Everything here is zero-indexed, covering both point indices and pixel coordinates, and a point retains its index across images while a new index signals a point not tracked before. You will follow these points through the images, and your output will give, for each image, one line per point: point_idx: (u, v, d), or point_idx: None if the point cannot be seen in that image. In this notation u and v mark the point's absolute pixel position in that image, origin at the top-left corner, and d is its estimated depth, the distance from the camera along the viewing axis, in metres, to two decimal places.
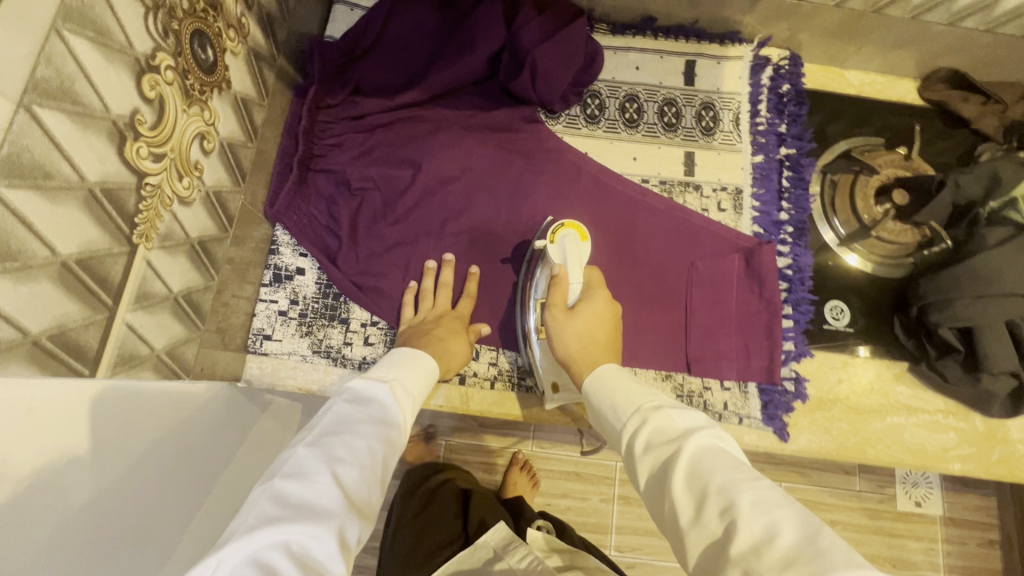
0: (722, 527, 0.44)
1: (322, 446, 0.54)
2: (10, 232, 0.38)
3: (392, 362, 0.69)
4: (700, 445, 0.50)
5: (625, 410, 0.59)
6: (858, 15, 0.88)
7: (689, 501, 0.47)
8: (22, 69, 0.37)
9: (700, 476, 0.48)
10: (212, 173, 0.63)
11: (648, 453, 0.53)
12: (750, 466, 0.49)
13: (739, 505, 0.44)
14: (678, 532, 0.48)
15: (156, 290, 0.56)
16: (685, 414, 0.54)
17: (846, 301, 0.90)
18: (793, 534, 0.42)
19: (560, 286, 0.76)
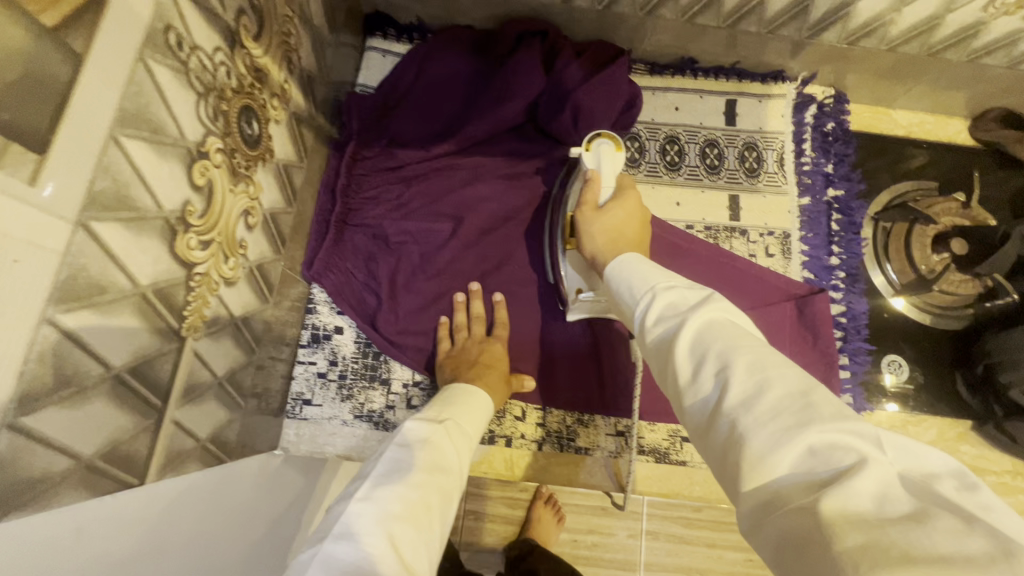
0: (714, 387, 0.33)
1: (376, 498, 0.46)
2: (67, 359, 0.36)
3: (441, 404, 0.61)
4: (710, 316, 0.38)
5: (639, 288, 0.45)
6: (912, 58, 0.85)
7: (685, 363, 0.36)
8: (79, 184, 0.35)
9: (703, 340, 0.36)
10: (256, 248, 0.61)
11: (657, 328, 0.40)
12: (762, 335, 0.37)
13: (733, 364, 0.33)
14: (673, 392, 0.37)
15: (202, 379, 0.53)
16: (695, 289, 0.41)
17: (903, 355, 0.85)
18: (789, 388, 0.31)
19: (590, 189, 0.68)
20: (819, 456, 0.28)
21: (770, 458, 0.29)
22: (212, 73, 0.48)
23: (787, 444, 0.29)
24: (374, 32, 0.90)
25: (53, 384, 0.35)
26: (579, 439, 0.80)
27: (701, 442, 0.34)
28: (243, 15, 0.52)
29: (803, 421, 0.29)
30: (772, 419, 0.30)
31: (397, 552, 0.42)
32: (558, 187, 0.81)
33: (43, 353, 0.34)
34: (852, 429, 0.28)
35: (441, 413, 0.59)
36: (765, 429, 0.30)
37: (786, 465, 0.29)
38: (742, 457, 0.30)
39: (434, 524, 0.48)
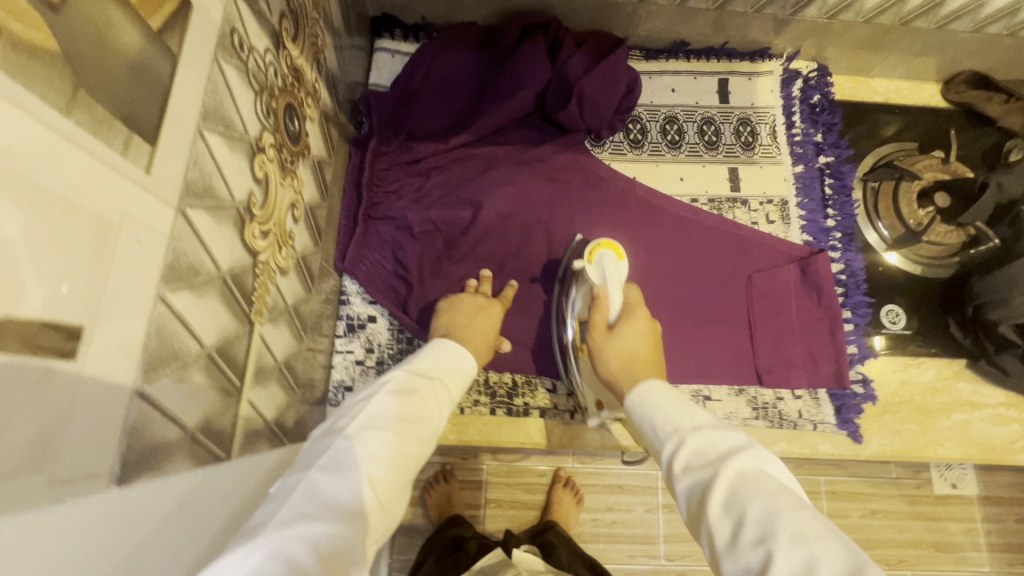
0: (760, 557, 0.40)
1: (363, 441, 0.50)
2: (174, 334, 0.39)
3: (432, 356, 0.65)
4: (741, 470, 0.46)
5: (665, 427, 0.54)
6: (886, 29, 0.92)
7: (726, 523, 0.43)
8: (177, 173, 0.38)
9: (739, 502, 0.43)
10: (301, 240, 0.65)
11: (688, 477, 0.48)
12: (797, 496, 0.43)
13: (777, 536, 0.40)
14: (716, 556, 0.43)
15: (268, 362, 0.57)
16: (722, 435, 0.50)
17: (899, 304, 0.92)
18: (833, 566, 0.37)
19: (600, 305, 0.72)
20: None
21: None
22: (265, 73, 0.52)
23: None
24: (382, 34, 0.94)
25: (165, 357, 0.38)
26: None
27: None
28: (284, 18, 0.55)
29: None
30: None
31: (375, 493, 0.48)
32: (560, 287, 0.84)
33: (158, 329, 0.37)
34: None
35: (427, 366, 0.63)
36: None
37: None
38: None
39: (408, 467, 0.53)
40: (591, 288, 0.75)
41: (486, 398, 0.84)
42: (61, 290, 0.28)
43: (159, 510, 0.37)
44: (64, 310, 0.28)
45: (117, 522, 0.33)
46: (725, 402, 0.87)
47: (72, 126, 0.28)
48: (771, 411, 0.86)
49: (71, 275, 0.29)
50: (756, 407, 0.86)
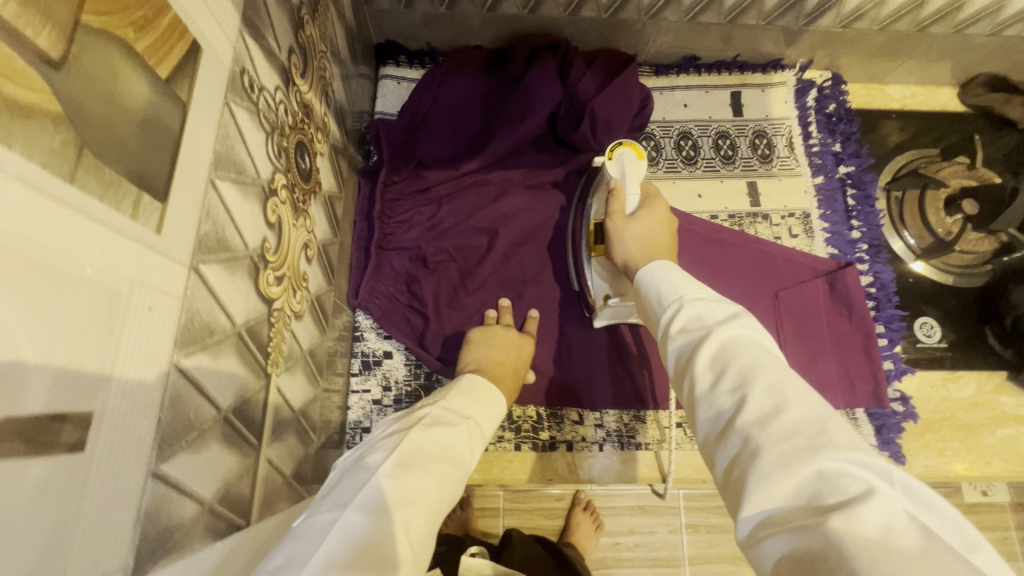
0: (733, 404, 0.37)
1: (397, 481, 0.46)
2: (190, 403, 0.36)
3: (467, 393, 0.61)
4: (736, 333, 0.41)
5: (669, 295, 0.49)
6: (903, 35, 0.90)
7: (707, 375, 0.40)
8: (189, 228, 0.35)
9: (725, 355, 0.40)
10: (314, 279, 0.62)
11: (682, 337, 0.44)
12: (784, 358, 0.40)
13: (755, 383, 0.37)
14: (692, 404, 0.41)
15: (285, 415, 0.54)
16: (723, 303, 0.45)
17: (934, 316, 0.88)
18: (805, 413, 0.34)
19: (615, 198, 0.69)
20: (826, 480, 0.31)
21: (778, 476, 0.32)
22: (275, 112, 0.49)
23: (799, 465, 0.32)
24: (387, 61, 0.93)
25: (180, 429, 0.35)
26: (640, 435, 0.80)
27: (711, 455, 0.38)
28: (293, 52, 0.53)
29: (815, 447, 0.32)
30: (785, 440, 0.33)
31: (409, 541, 0.43)
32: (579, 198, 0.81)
33: (174, 398, 0.34)
34: (862, 461, 0.31)
35: (462, 403, 0.59)
36: (777, 448, 0.33)
37: (792, 484, 0.31)
38: (752, 469, 0.33)
39: (441, 513, 0.49)
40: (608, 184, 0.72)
41: (510, 433, 0.80)
42: (67, 377, 0.25)
43: None
44: (69, 400, 0.25)
45: None
46: None
47: (78, 194, 0.25)
48: None
49: (77, 359, 0.26)
50: None
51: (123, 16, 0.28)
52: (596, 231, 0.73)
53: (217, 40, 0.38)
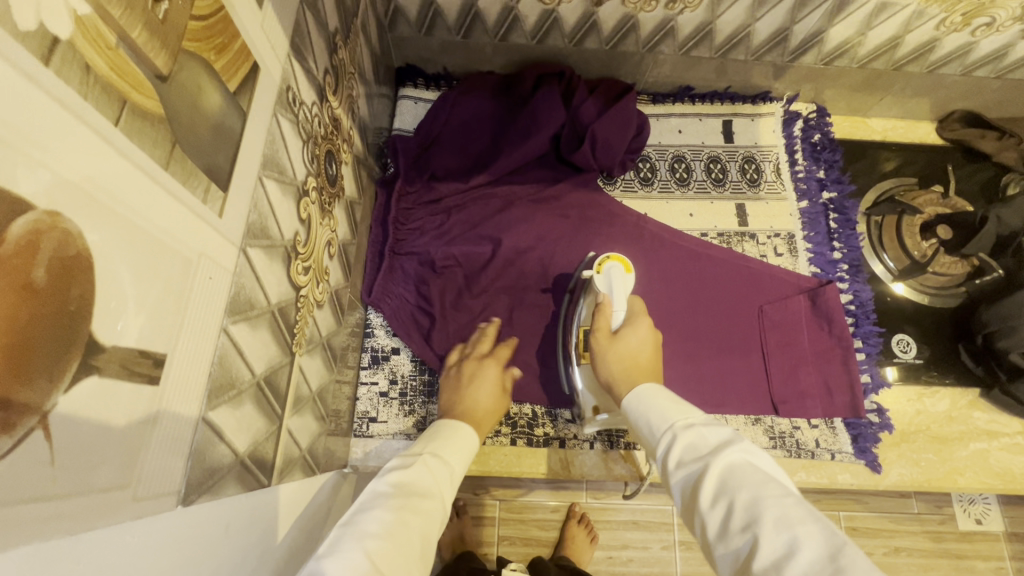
0: (747, 544, 0.41)
1: (355, 524, 0.45)
2: (232, 363, 0.42)
3: (430, 436, 0.61)
4: (731, 462, 0.46)
5: (659, 425, 0.54)
6: (880, 73, 0.97)
7: (717, 513, 0.44)
8: (241, 216, 0.42)
9: (729, 490, 0.44)
10: (334, 275, 0.68)
11: (681, 471, 0.49)
12: (783, 483, 0.45)
13: (763, 523, 0.41)
14: (708, 545, 0.44)
15: (304, 393, 0.60)
16: (713, 429, 0.51)
17: (909, 334, 0.94)
18: (814, 551, 0.38)
19: (601, 313, 0.74)
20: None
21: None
22: (311, 123, 0.57)
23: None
24: (406, 82, 1.01)
25: (223, 384, 0.41)
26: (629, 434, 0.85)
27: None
28: (328, 74, 0.61)
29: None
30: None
31: (371, 564, 0.41)
32: (569, 298, 0.87)
33: (220, 357, 0.40)
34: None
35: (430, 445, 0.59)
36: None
37: None
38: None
39: (416, 548, 0.46)
40: (597, 298, 0.78)
41: (507, 428, 0.85)
42: (151, 323, 0.31)
43: (213, 533, 0.39)
44: (152, 339, 0.31)
45: (179, 542, 0.35)
46: (744, 432, 0.88)
47: (168, 178, 0.32)
48: (788, 439, 0.87)
49: (160, 309, 0.32)
50: (772, 436, 0.87)
51: (208, 43, 0.35)
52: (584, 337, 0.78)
53: (272, 62, 0.46)
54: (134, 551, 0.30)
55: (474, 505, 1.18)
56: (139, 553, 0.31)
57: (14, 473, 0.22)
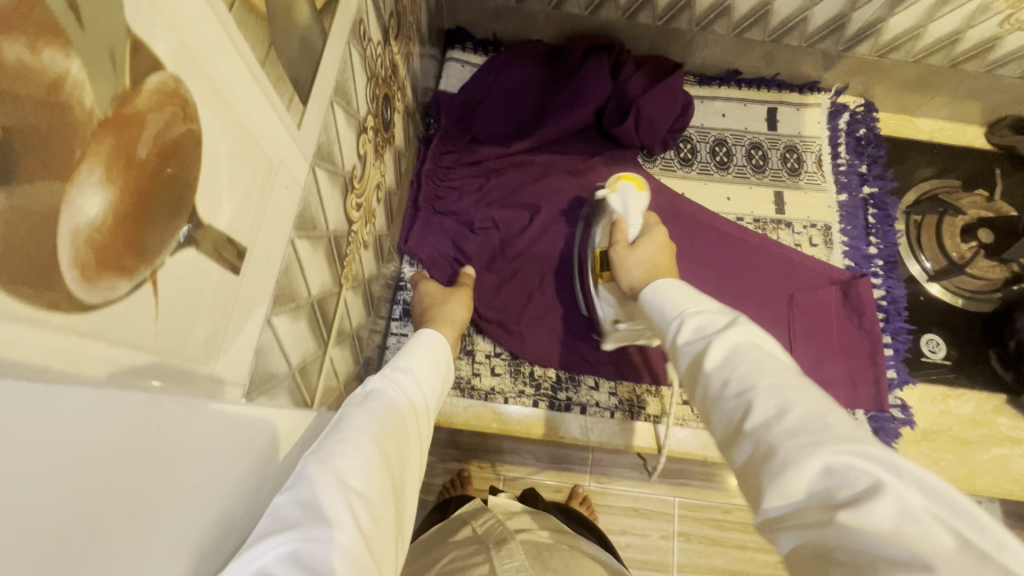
0: (741, 409, 0.40)
1: (352, 410, 0.48)
2: (293, 276, 0.43)
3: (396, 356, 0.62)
4: (737, 339, 0.44)
5: (671, 309, 0.52)
6: (935, 69, 0.96)
7: (717, 379, 0.43)
8: (313, 135, 0.43)
9: (730, 362, 0.43)
10: (379, 219, 0.70)
11: (688, 348, 0.47)
12: (788, 363, 0.42)
13: (760, 389, 0.39)
14: (706, 408, 0.43)
15: (346, 327, 0.61)
16: (719, 314, 0.48)
17: (939, 334, 0.93)
18: (810, 412, 0.37)
19: (618, 227, 0.75)
20: (836, 476, 0.32)
21: (789, 473, 0.34)
22: (375, 62, 0.58)
23: (805, 461, 0.34)
24: (454, 46, 1.02)
25: (286, 294, 0.42)
26: (649, 407, 0.86)
27: (729, 456, 0.40)
28: (392, 17, 0.62)
29: (817, 441, 0.34)
30: (791, 439, 0.35)
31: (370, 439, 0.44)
32: (582, 227, 0.89)
33: (286, 267, 0.41)
34: (866, 453, 0.33)
35: (403, 361, 0.59)
36: (786, 445, 0.35)
37: (805, 481, 0.33)
38: (766, 470, 0.35)
39: (407, 434, 0.49)
40: (613, 218, 0.79)
41: (530, 389, 0.86)
42: (239, 213, 0.33)
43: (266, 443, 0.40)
44: (239, 227, 0.33)
45: (238, 430, 0.36)
46: None
47: (262, 75, 0.33)
48: None
49: (245, 199, 0.33)
50: None
51: None
52: (601, 257, 0.78)
53: None
54: (212, 428, 0.32)
55: (478, 478, 1.21)
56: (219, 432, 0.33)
57: (124, 317, 0.24)
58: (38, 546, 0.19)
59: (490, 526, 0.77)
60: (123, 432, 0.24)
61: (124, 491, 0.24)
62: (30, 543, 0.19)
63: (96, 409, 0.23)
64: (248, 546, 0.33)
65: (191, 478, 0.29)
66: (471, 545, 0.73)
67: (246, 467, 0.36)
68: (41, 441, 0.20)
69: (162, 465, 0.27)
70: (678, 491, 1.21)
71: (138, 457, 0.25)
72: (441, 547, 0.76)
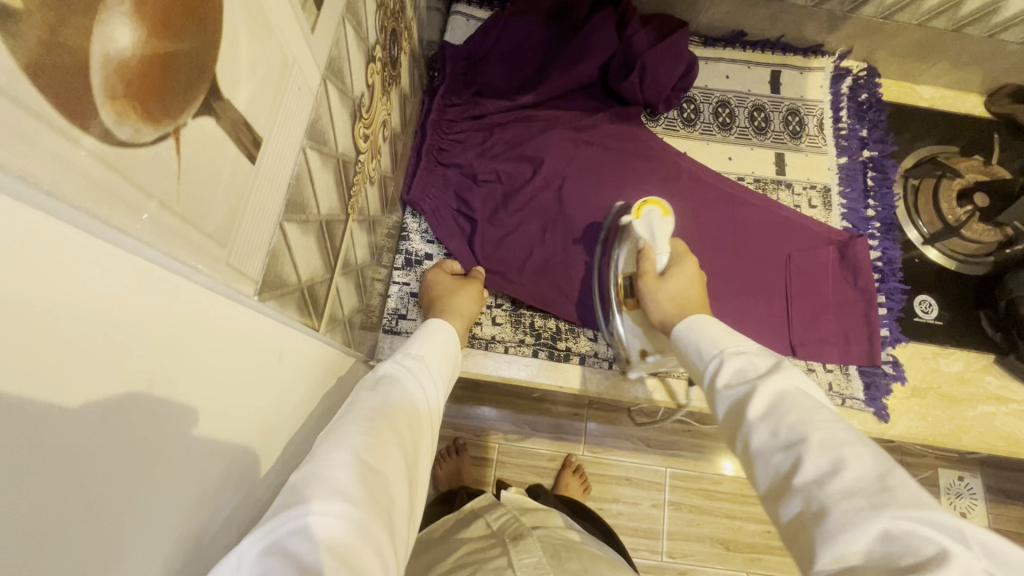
0: (790, 462, 0.42)
1: (370, 397, 0.51)
2: (304, 186, 0.43)
3: (407, 342, 0.64)
4: (782, 387, 0.48)
5: (709, 349, 0.56)
6: (939, 33, 0.96)
7: (764, 429, 0.46)
8: (325, 47, 0.43)
9: (778, 411, 0.46)
10: (384, 160, 0.70)
11: (729, 391, 0.51)
12: (834, 412, 0.45)
13: (810, 442, 0.42)
14: (749, 455, 0.46)
15: (351, 260, 0.62)
16: (762, 357, 0.52)
17: (932, 296, 0.95)
18: (863, 471, 0.39)
19: (647, 256, 0.75)
20: (895, 541, 0.35)
21: (846, 535, 0.36)
22: None
23: (865, 525, 0.36)
24: None
25: (297, 202, 0.42)
26: None
27: (774, 508, 0.43)
28: None
29: (878, 505, 0.37)
30: (846, 499, 0.38)
31: (387, 425, 0.48)
32: (602, 249, 0.88)
33: (298, 175, 0.41)
34: (931, 519, 0.35)
35: (416, 347, 0.62)
36: (840, 506, 0.38)
37: (865, 545, 0.36)
38: (818, 529, 0.38)
39: (419, 424, 0.53)
40: (639, 243, 0.79)
41: (530, 338, 0.87)
42: (256, 98, 0.33)
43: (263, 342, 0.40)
44: (255, 112, 0.33)
45: (239, 320, 0.36)
46: None
47: None
48: None
49: (261, 86, 0.33)
50: None
51: None
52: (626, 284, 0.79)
53: None
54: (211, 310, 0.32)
55: (475, 447, 1.22)
56: (218, 315, 0.33)
57: (151, 164, 0.24)
58: (39, 356, 0.20)
59: (505, 522, 0.78)
60: (131, 277, 0.25)
61: (126, 337, 0.25)
62: (27, 345, 0.20)
63: (109, 244, 0.23)
64: (271, 525, 0.35)
65: (188, 350, 0.30)
66: (486, 538, 0.74)
67: (240, 361, 0.37)
68: (52, 253, 0.20)
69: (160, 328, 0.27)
70: (672, 462, 1.23)
71: (143, 312, 0.26)
72: (454, 538, 0.77)
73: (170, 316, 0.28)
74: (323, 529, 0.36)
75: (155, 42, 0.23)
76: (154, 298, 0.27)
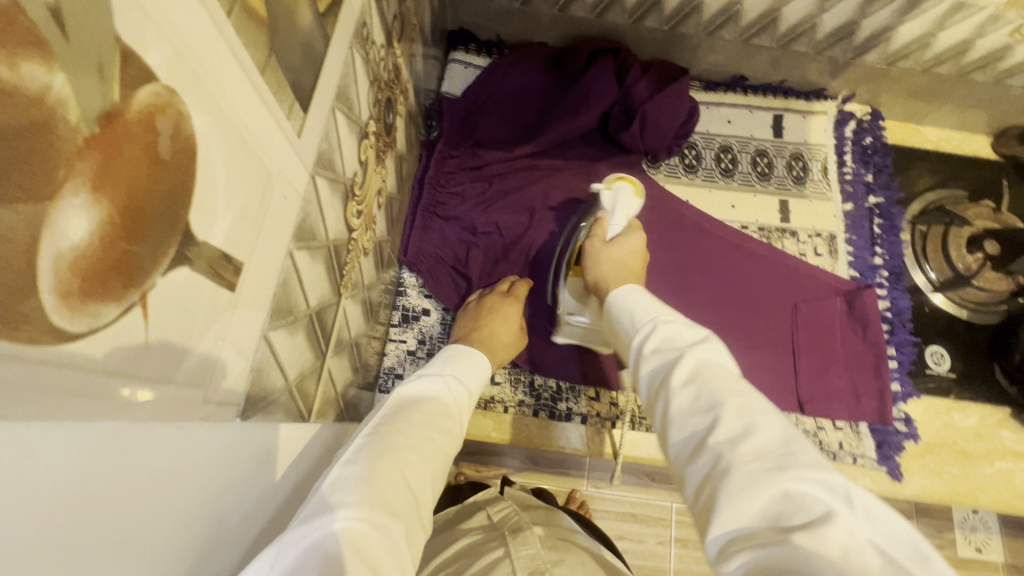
0: (703, 425, 0.40)
1: (405, 409, 0.53)
2: (292, 290, 0.42)
3: (444, 358, 0.65)
4: (706, 355, 0.45)
5: (644, 318, 0.53)
6: (943, 79, 0.95)
7: (683, 393, 0.43)
8: (314, 142, 0.41)
9: (701, 375, 0.43)
10: (379, 227, 0.69)
11: (654, 357, 0.48)
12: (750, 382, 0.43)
13: (724, 405, 0.40)
14: (664, 423, 0.43)
15: (345, 336, 0.60)
16: (692, 328, 0.49)
17: (943, 346, 0.92)
18: (772, 437, 0.37)
19: (601, 223, 0.76)
20: (790, 500, 0.33)
21: (746, 493, 0.34)
22: (377, 66, 0.56)
23: (767, 483, 0.34)
24: (457, 47, 1.00)
25: (284, 308, 0.41)
26: (653, 418, 0.84)
27: (681, 475, 0.40)
28: (395, 19, 0.60)
29: (781, 467, 0.35)
30: (754, 460, 0.36)
31: (418, 439, 0.49)
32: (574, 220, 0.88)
33: (284, 280, 0.40)
34: (826, 482, 0.34)
35: (461, 373, 0.63)
36: (747, 466, 0.36)
37: (759, 505, 0.34)
38: (721, 485, 0.35)
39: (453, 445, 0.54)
40: (598, 214, 0.79)
41: (530, 399, 0.85)
42: (236, 228, 0.31)
43: (250, 461, 0.39)
44: (234, 244, 0.31)
45: (223, 446, 0.34)
46: None
47: (263, 84, 0.32)
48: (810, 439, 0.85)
49: (242, 216, 0.32)
50: None
51: None
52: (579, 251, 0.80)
53: None
54: (187, 448, 0.30)
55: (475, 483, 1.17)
56: (198, 450, 0.31)
57: (111, 345, 0.22)
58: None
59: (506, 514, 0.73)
60: (90, 464, 0.23)
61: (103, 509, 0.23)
62: None
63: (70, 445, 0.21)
64: (310, 528, 0.37)
65: (167, 501, 0.28)
66: (486, 530, 0.69)
67: (228, 481, 0.35)
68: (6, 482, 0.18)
69: (136, 484, 0.26)
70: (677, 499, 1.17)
71: (115, 482, 0.24)
72: (453, 528, 0.73)
73: (143, 478, 0.26)
74: (358, 535, 0.38)
75: (121, 218, 0.22)
76: (120, 480, 0.25)
